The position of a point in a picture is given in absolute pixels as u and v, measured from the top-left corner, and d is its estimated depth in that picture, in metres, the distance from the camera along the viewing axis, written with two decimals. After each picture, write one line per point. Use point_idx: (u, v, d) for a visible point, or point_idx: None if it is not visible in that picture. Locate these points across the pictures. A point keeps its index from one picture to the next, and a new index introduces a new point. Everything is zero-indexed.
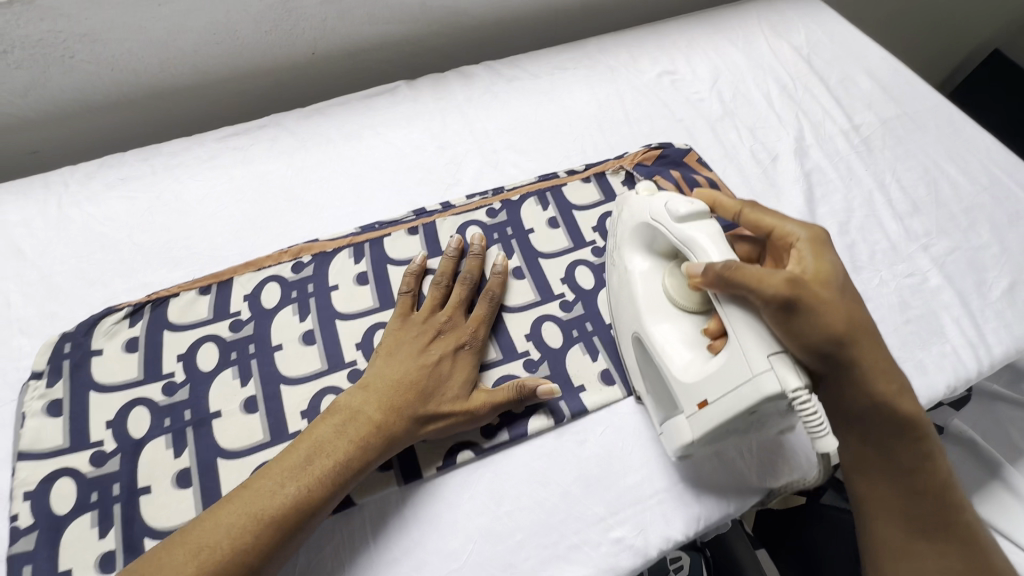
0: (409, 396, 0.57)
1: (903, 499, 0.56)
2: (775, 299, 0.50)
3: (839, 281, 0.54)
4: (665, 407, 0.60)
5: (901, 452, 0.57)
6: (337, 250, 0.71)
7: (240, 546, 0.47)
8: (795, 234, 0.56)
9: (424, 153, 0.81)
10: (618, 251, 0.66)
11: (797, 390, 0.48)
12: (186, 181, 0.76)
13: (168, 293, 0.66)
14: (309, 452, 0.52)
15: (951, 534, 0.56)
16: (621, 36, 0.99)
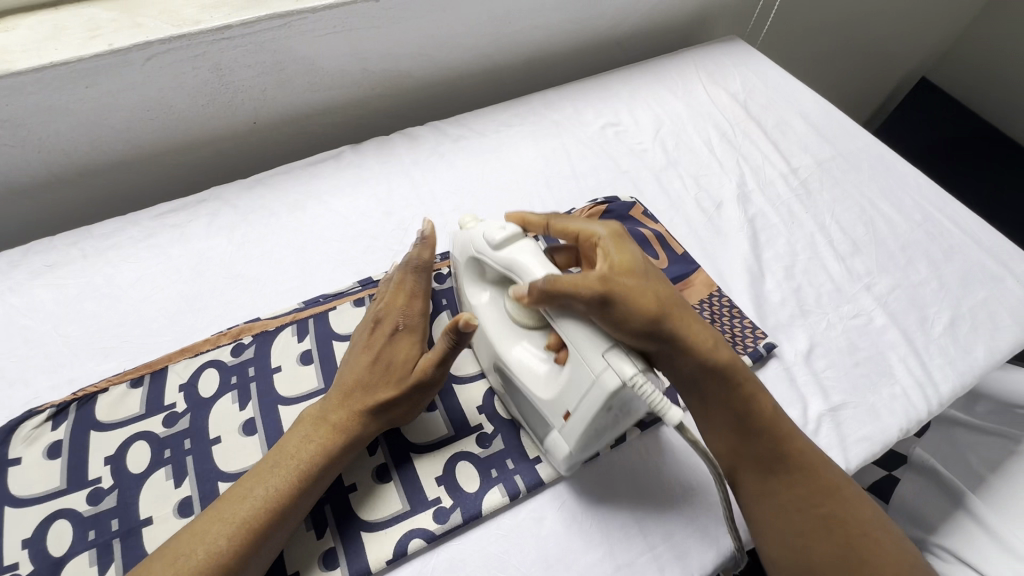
0: (360, 388, 0.57)
1: (761, 459, 0.54)
2: (594, 295, 0.49)
3: (642, 265, 0.54)
4: (541, 427, 0.59)
5: (750, 428, 0.55)
6: (280, 328, 0.68)
7: (218, 558, 0.47)
8: (596, 231, 0.56)
9: (370, 220, 0.80)
10: (461, 287, 0.64)
11: (632, 376, 0.47)
12: (120, 263, 0.73)
13: (96, 389, 0.62)
14: (275, 459, 0.53)
15: (809, 483, 0.54)
16: (565, 90, 1.01)
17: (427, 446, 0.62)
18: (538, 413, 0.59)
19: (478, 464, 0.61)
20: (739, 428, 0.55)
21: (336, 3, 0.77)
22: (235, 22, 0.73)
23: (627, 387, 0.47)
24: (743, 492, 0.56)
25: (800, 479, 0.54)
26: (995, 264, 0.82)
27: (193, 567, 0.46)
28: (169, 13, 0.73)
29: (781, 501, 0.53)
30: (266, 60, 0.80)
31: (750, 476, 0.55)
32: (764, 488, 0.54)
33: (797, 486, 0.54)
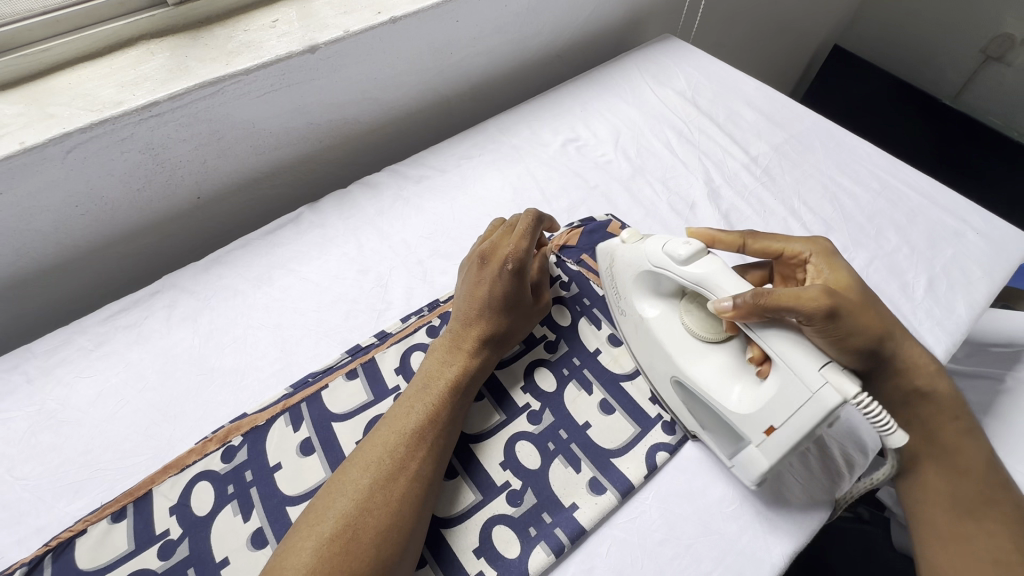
0: (484, 323, 0.64)
1: (989, 547, 0.55)
2: (823, 310, 0.53)
3: (859, 287, 0.61)
4: (728, 442, 0.60)
5: (963, 465, 0.59)
6: (271, 420, 0.63)
7: (387, 480, 0.52)
8: (803, 252, 0.64)
9: (345, 281, 0.75)
10: (627, 302, 0.67)
11: (859, 395, 0.48)
12: (73, 381, 0.65)
13: (72, 533, 0.54)
14: (395, 420, 0.56)
15: (953, 526, 0.57)
16: (518, 111, 0.99)
17: (457, 518, 0.58)
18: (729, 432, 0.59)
19: (515, 526, 0.58)
20: (939, 454, 0.60)
21: (270, 61, 0.72)
22: (161, 97, 0.67)
23: (852, 405, 0.48)
24: (920, 529, 0.59)
25: (996, 520, 0.56)
26: (955, 221, 0.86)
27: (365, 488, 0.51)
28: (82, 97, 0.66)
29: (984, 542, 0.55)
30: (201, 131, 0.73)
31: (943, 522, 0.58)
32: (963, 525, 0.57)
33: (992, 525, 0.56)
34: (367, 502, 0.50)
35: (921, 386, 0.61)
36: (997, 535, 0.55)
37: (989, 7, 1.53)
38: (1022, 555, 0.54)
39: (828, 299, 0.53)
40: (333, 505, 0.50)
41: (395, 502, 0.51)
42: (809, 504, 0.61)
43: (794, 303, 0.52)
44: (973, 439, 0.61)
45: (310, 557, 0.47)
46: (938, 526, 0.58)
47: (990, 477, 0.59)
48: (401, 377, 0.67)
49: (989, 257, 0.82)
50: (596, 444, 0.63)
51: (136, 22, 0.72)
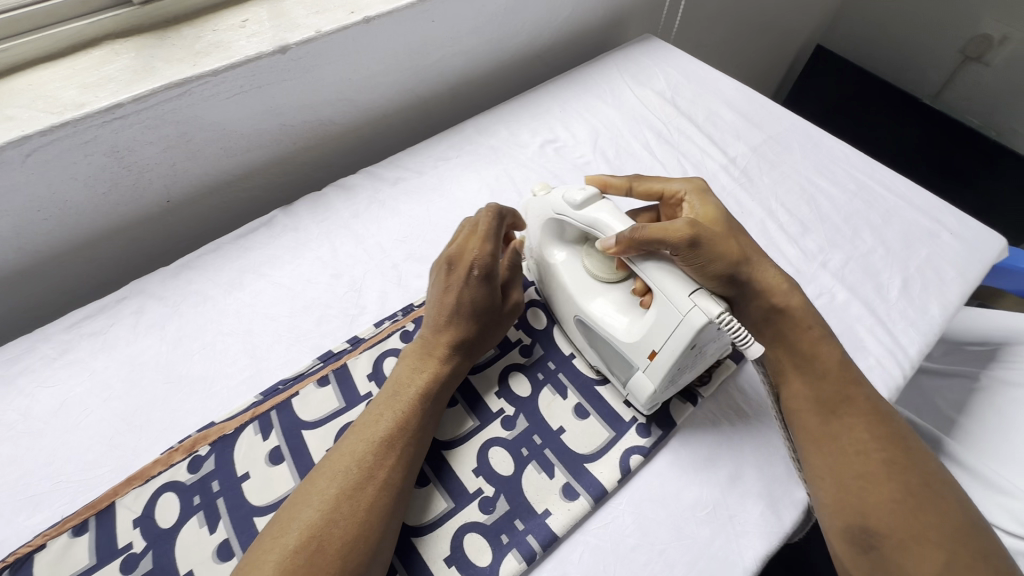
0: (455, 329, 0.64)
1: (857, 444, 0.55)
2: (688, 240, 0.56)
3: (726, 219, 0.64)
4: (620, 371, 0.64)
5: (823, 371, 0.59)
6: (239, 429, 0.61)
7: (356, 491, 0.51)
8: (681, 189, 0.67)
9: (318, 286, 0.74)
10: (536, 250, 0.71)
11: (719, 314, 0.51)
12: (35, 391, 0.63)
13: (32, 548, 0.53)
14: (363, 429, 0.55)
15: (821, 429, 0.57)
16: (496, 112, 0.99)
17: (428, 526, 0.57)
18: (619, 359, 0.63)
19: (488, 533, 0.57)
20: (800, 364, 0.60)
21: (239, 62, 0.71)
22: (126, 98, 0.65)
23: (715, 324, 0.51)
24: (797, 437, 0.59)
25: (854, 414, 0.57)
26: (930, 221, 0.87)
27: (332, 498, 0.50)
28: (44, 98, 0.64)
29: (850, 437, 0.56)
30: (169, 132, 0.72)
31: (817, 427, 0.58)
32: (830, 425, 0.57)
33: (854, 420, 0.57)
34: (333, 511, 0.49)
35: (776, 302, 0.61)
36: (859, 427, 0.56)
37: (970, 6, 1.54)
38: (882, 442, 0.55)
39: (692, 230, 0.56)
40: (299, 517, 0.49)
41: (365, 512, 0.50)
42: (782, 507, 0.61)
43: (664, 235, 0.55)
44: (825, 342, 0.61)
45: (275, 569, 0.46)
46: (812, 431, 0.57)
47: (845, 373, 0.59)
48: (374, 383, 0.66)
49: (962, 258, 0.83)
50: (570, 450, 0.63)
51: (101, 21, 0.70)
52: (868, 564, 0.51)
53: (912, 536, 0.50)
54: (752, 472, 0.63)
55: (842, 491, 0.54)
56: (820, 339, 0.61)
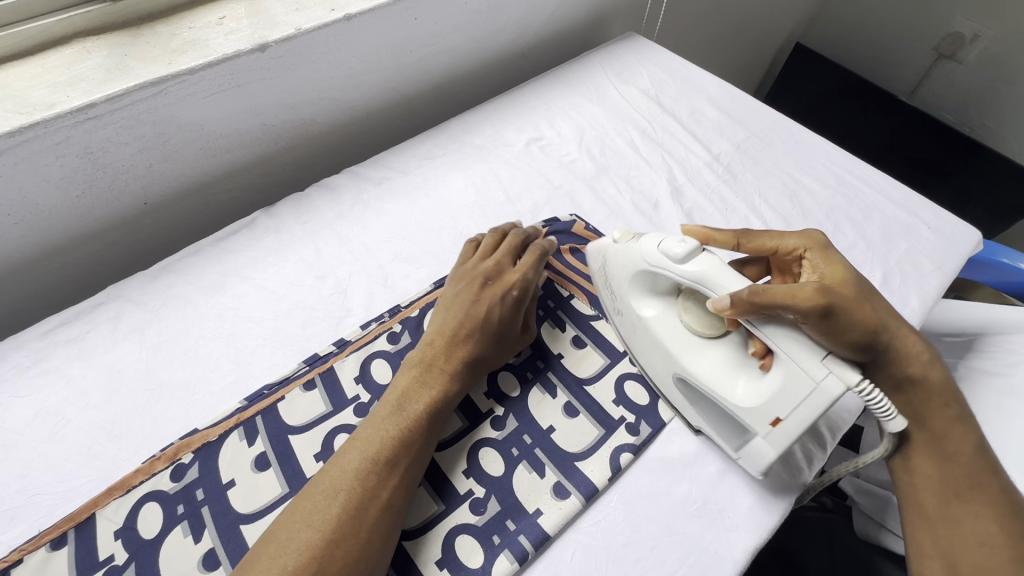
0: (468, 345, 0.63)
1: (977, 530, 0.54)
2: (818, 309, 0.51)
3: (855, 278, 0.58)
4: (734, 435, 0.60)
5: (951, 453, 0.58)
6: (223, 435, 0.60)
7: (356, 510, 0.50)
8: (799, 246, 0.60)
9: (303, 288, 0.73)
10: (625, 301, 0.66)
11: (860, 382, 0.48)
12: (8, 401, 0.61)
13: (7, 564, 0.51)
14: (367, 444, 0.54)
15: (937, 506, 0.56)
16: (481, 111, 0.98)
17: (419, 528, 0.57)
18: (733, 426, 0.59)
19: (479, 535, 0.57)
20: (931, 442, 0.59)
21: (217, 60, 0.69)
22: (98, 98, 0.63)
23: (853, 393, 0.49)
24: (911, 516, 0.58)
25: (980, 501, 0.55)
26: (908, 216, 0.89)
27: (332, 516, 0.49)
28: (11, 97, 0.62)
29: (970, 525, 0.54)
30: (145, 133, 0.70)
31: (936, 507, 0.56)
32: (949, 509, 0.56)
33: (979, 506, 0.55)
34: (331, 529, 0.48)
35: (912, 371, 0.60)
36: (985, 518, 0.54)
37: (930, 20, 1.63)
38: (1008, 535, 0.52)
39: (822, 298, 0.51)
40: (296, 533, 0.48)
41: (363, 531, 0.50)
42: (770, 500, 0.62)
43: (789, 303, 0.50)
44: (961, 424, 0.59)
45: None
46: (928, 510, 0.56)
47: (980, 462, 0.57)
48: (361, 386, 0.65)
49: (939, 251, 0.85)
50: (560, 448, 0.63)
51: (69, 18, 0.68)
52: None
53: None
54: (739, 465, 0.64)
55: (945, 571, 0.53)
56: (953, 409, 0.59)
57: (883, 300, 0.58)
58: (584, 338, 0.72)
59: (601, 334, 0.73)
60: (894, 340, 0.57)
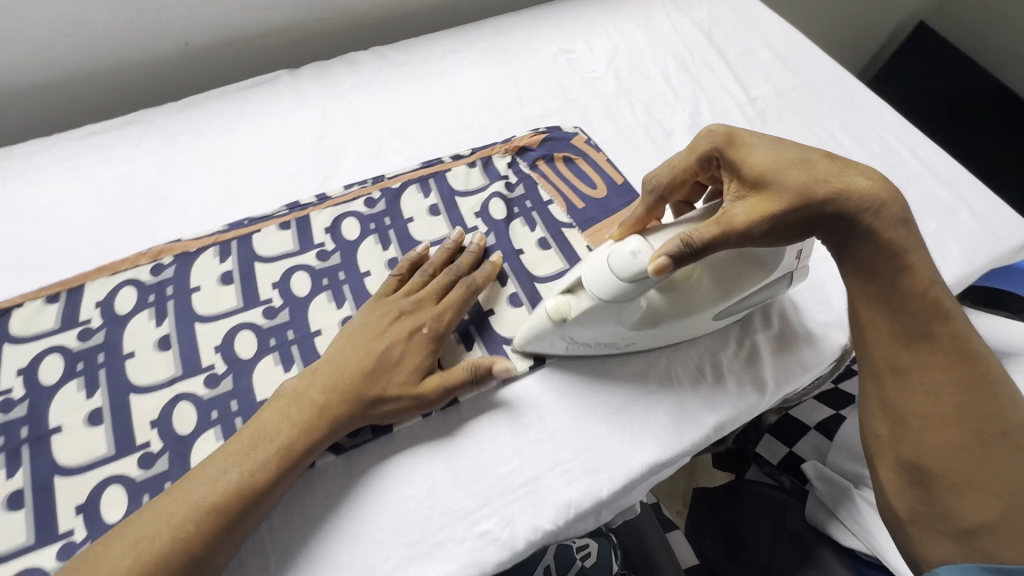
0: (385, 360, 0.58)
1: (915, 371, 0.51)
2: (752, 225, 0.52)
3: (776, 151, 0.54)
4: (764, 293, 0.65)
5: (899, 302, 0.52)
6: (201, 249, 0.67)
7: (215, 508, 0.49)
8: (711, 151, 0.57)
9: (302, 143, 0.78)
10: (622, 332, 0.60)
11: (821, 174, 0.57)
12: (40, 184, 0.71)
13: (11, 304, 0.62)
14: (253, 440, 0.53)
15: (887, 358, 0.53)
16: (519, 16, 0.96)
17: None
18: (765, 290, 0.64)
19: None
20: (882, 292, 0.53)
21: None
22: None
23: None
24: (873, 378, 0.54)
25: (939, 350, 0.51)
26: (951, 196, 0.80)
27: (198, 510, 0.48)
28: None
29: (923, 383, 0.51)
30: None
31: (905, 362, 0.52)
32: (901, 361, 0.52)
33: (929, 358, 0.51)
34: (190, 527, 0.48)
35: (868, 223, 0.52)
36: (934, 365, 0.51)
37: None
38: (951, 384, 0.50)
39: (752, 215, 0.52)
40: (160, 524, 0.48)
41: (208, 532, 0.48)
42: (687, 426, 0.61)
43: (729, 236, 0.52)
44: (917, 252, 0.53)
45: (120, 567, 0.45)
46: (881, 367, 0.53)
47: (930, 305, 0.52)
48: (329, 236, 0.69)
49: (974, 240, 0.76)
50: (493, 330, 0.64)
51: None
52: (915, 495, 0.51)
53: (954, 448, 0.49)
54: (667, 388, 0.63)
55: (890, 423, 0.52)
56: (898, 230, 0.53)
57: (817, 157, 0.54)
58: (550, 241, 0.71)
59: (568, 241, 0.71)
60: (845, 204, 0.52)
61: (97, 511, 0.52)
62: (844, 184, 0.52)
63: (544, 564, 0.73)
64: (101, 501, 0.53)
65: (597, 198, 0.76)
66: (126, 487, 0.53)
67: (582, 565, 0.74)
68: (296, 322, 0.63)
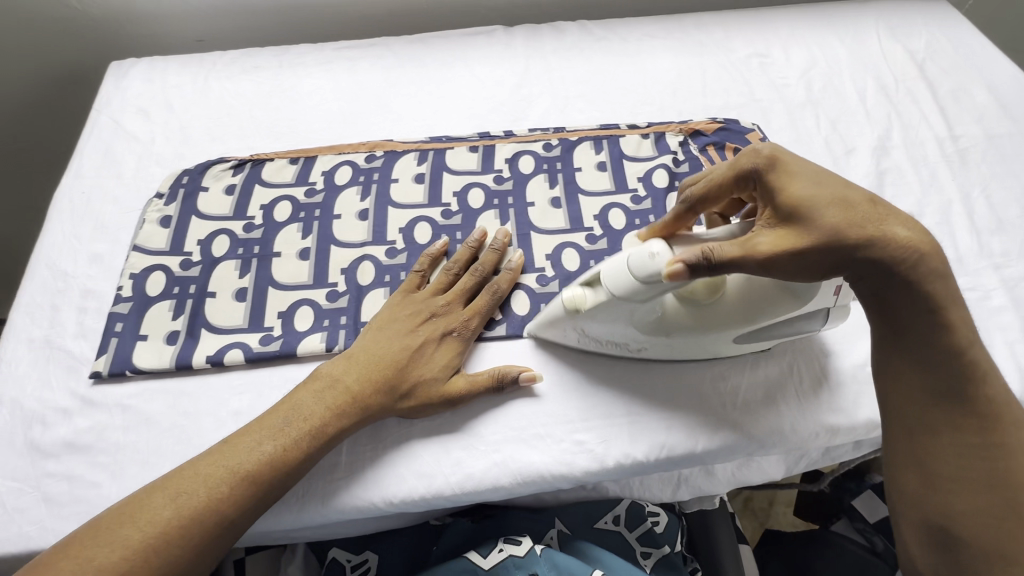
0: (413, 361, 0.61)
1: (947, 435, 0.51)
2: (773, 255, 0.48)
3: (817, 186, 0.48)
4: (804, 330, 0.60)
5: (935, 361, 0.50)
6: (405, 151, 0.80)
7: (251, 474, 0.54)
8: (751, 167, 0.52)
9: (502, 88, 0.88)
10: (631, 334, 0.60)
11: None
12: (302, 77, 0.89)
13: (266, 158, 0.79)
14: (288, 414, 0.57)
15: (914, 421, 0.52)
16: (722, 14, 0.99)
17: None
18: (799, 325, 0.59)
19: (533, 297, 0.68)
20: (916, 351, 0.51)
21: None
22: None
23: None
24: (899, 436, 0.53)
25: (971, 417, 0.51)
26: None
27: (238, 473, 0.53)
28: None
29: (951, 448, 0.51)
30: None
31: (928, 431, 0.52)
32: (930, 421, 0.52)
33: (959, 420, 0.51)
34: (225, 495, 0.52)
35: (910, 269, 0.48)
36: (963, 431, 0.51)
37: None
38: (980, 451, 0.50)
39: (775, 246, 0.48)
40: (202, 483, 0.52)
41: (249, 493, 0.53)
42: (797, 419, 0.62)
43: (746, 261, 0.48)
44: (955, 304, 0.50)
45: (162, 519, 0.50)
46: (909, 429, 0.53)
47: (969, 367, 0.50)
48: (507, 166, 0.79)
49: None
50: None
51: None
52: (941, 556, 0.52)
53: (977, 514, 0.50)
54: (789, 379, 0.64)
55: (918, 486, 0.52)
56: (937, 281, 0.49)
57: (859, 198, 0.48)
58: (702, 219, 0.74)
59: None
60: (882, 252, 0.47)
61: (292, 321, 0.67)
62: (880, 237, 0.47)
63: (615, 512, 0.73)
64: (296, 314, 0.67)
65: None
66: (315, 311, 0.67)
67: (651, 528, 0.73)
68: (466, 226, 0.74)
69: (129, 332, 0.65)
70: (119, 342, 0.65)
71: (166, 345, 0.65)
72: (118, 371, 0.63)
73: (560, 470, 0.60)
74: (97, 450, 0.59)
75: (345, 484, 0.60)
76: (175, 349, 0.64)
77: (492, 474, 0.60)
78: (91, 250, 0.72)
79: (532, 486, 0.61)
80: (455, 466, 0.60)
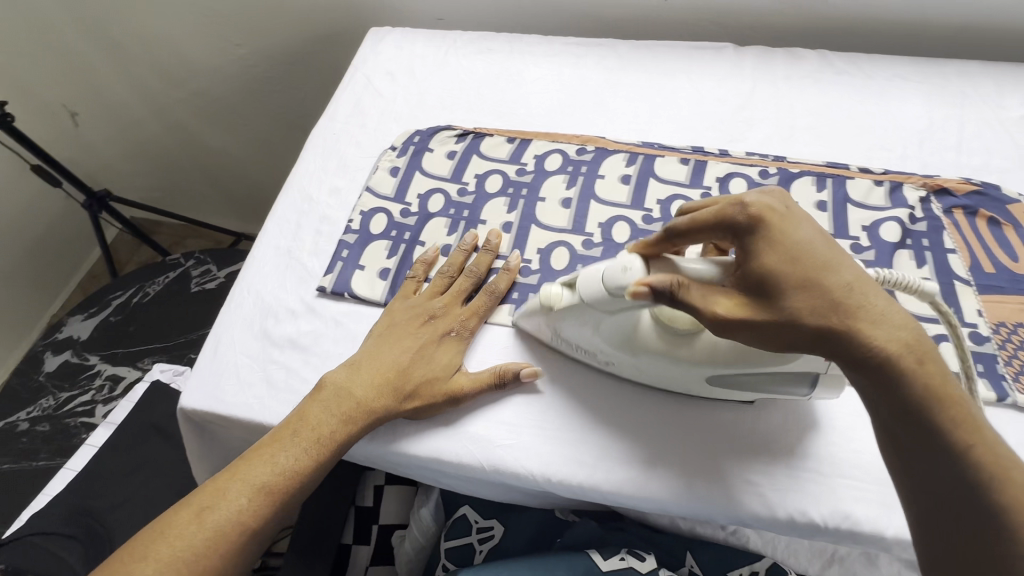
0: (415, 361, 0.64)
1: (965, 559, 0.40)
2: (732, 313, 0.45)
3: (790, 254, 0.44)
4: (789, 390, 0.56)
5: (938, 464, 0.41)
6: (615, 151, 0.81)
7: (273, 486, 0.56)
8: (732, 216, 0.46)
9: (723, 107, 0.86)
10: (598, 349, 0.60)
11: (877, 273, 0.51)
12: (529, 65, 0.95)
13: (487, 133, 0.85)
14: (296, 426, 0.59)
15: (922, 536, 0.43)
16: (997, 65, 0.86)
17: None
18: (786, 384, 0.56)
19: None
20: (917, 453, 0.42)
21: None
22: None
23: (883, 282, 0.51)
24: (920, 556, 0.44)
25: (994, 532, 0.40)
26: None
27: (252, 487, 0.55)
28: None
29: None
30: None
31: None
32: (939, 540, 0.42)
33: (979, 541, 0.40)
34: (245, 508, 0.55)
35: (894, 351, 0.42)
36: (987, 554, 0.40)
37: None
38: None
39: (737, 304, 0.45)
40: (229, 489, 0.55)
41: (269, 509, 0.56)
42: None
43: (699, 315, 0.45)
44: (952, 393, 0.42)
45: (188, 535, 0.53)
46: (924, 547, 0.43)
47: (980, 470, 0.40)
48: (717, 185, 0.77)
49: None
50: None
51: None
52: None
53: None
54: None
55: None
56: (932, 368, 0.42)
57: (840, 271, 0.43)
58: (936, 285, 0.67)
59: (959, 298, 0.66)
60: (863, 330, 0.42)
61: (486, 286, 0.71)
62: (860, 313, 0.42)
63: (752, 567, 0.68)
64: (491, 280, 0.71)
65: (1013, 271, 0.68)
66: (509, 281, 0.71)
67: None
68: None
69: (352, 260, 0.74)
70: (343, 266, 0.74)
71: (378, 278, 0.73)
72: (339, 291, 0.72)
73: (727, 506, 0.58)
74: (312, 352, 0.68)
75: (504, 457, 0.62)
76: (386, 284, 0.72)
77: (654, 487, 0.59)
78: (333, 183, 0.84)
79: (692, 510, 0.60)
80: (619, 470, 0.60)
